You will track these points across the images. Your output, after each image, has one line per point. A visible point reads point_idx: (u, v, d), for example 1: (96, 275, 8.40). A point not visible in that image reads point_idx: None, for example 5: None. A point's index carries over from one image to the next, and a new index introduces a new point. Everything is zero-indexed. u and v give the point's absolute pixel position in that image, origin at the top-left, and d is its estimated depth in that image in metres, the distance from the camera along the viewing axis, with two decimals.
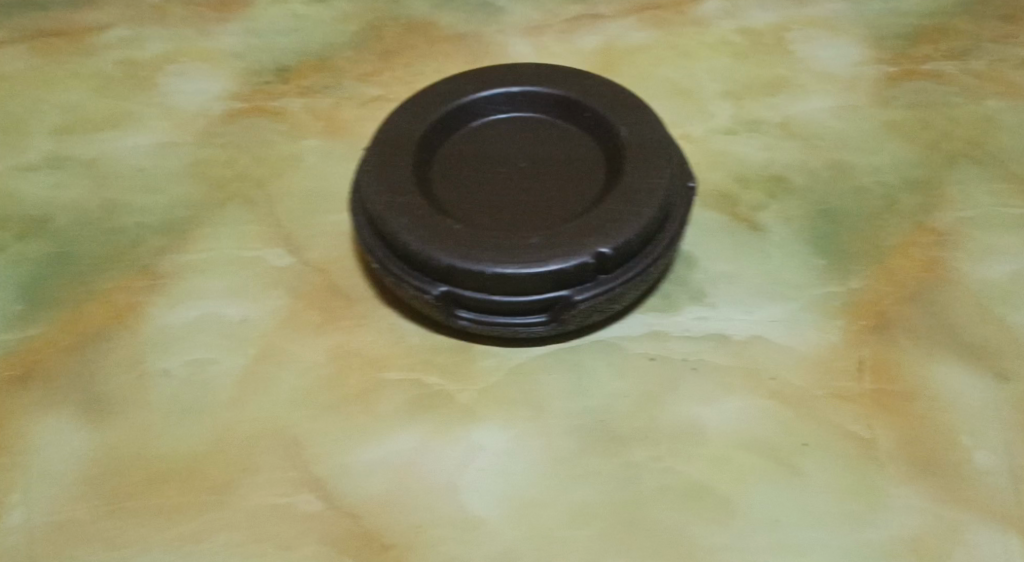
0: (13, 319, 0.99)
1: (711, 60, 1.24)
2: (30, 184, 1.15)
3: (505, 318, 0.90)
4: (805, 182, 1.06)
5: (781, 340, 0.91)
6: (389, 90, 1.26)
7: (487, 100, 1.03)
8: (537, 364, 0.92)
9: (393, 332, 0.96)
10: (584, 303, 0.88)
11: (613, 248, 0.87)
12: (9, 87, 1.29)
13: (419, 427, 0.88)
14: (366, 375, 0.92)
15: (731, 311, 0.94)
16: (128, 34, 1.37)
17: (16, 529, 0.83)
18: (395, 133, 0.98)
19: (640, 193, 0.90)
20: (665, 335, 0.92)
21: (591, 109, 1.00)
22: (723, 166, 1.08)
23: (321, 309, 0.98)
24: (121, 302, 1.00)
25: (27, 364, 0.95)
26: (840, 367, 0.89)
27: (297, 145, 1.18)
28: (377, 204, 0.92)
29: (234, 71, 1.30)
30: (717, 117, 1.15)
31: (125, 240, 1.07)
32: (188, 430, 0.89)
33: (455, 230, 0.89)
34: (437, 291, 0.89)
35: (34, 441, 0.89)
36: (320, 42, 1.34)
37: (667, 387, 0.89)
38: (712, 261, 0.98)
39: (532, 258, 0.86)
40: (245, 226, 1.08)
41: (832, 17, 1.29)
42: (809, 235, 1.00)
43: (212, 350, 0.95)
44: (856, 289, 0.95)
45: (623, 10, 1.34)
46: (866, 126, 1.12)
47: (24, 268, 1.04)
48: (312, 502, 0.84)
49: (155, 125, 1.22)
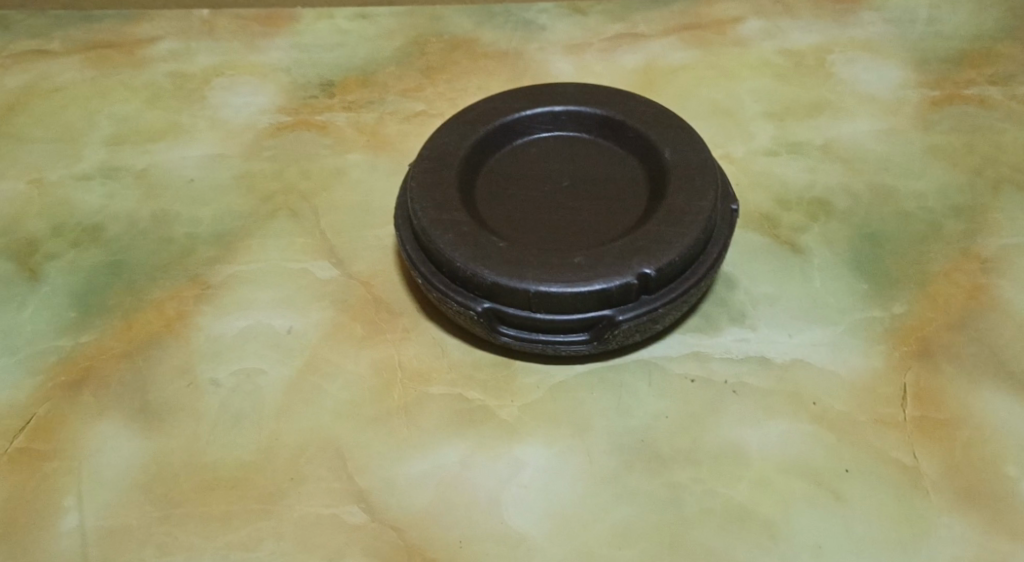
0: (68, 326, 1.01)
1: (752, 80, 1.25)
2: (84, 193, 1.18)
3: (547, 335, 0.91)
4: (847, 205, 1.06)
5: (823, 363, 0.92)
6: (432, 105, 1.28)
7: (531, 118, 1.04)
8: (578, 382, 0.93)
9: (436, 346, 0.97)
10: (626, 323, 0.89)
11: (657, 269, 0.88)
12: (64, 97, 1.33)
13: (462, 442, 0.89)
14: (410, 389, 0.94)
15: (772, 334, 0.94)
16: (178, 47, 1.41)
17: (70, 532, 0.86)
18: (441, 149, 0.99)
19: (683, 214, 0.91)
20: (706, 356, 0.93)
21: (635, 129, 1.02)
22: (765, 187, 1.09)
23: (366, 322, 1.00)
24: (172, 312, 1.02)
25: (81, 371, 0.97)
26: (883, 392, 0.90)
27: (342, 159, 1.20)
28: (423, 219, 0.93)
29: (281, 84, 1.33)
30: (759, 138, 1.16)
31: (175, 250, 1.09)
32: (237, 439, 0.91)
33: (499, 247, 0.90)
34: (481, 307, 0.90)
35: (87, 446, 0.91)
36: (365, 57, 1.37)
37: (708, 408, 0.89)
38: (753, 282, 0.99)
39: (576, 276, 0.87)
40: (292, 238, 1.10)
41: (875, 40, 1.30)
42: (851, 258, 1.01)
43: (259, 360, 0.97)
44: (899, 314, 0.95)
45: (664, 29, 1.35)
46: (909, 149, 1.13)
47: (79, 276, 1.07)
48: (357, 514, 0.85)
49: (204, 137, 1.25)
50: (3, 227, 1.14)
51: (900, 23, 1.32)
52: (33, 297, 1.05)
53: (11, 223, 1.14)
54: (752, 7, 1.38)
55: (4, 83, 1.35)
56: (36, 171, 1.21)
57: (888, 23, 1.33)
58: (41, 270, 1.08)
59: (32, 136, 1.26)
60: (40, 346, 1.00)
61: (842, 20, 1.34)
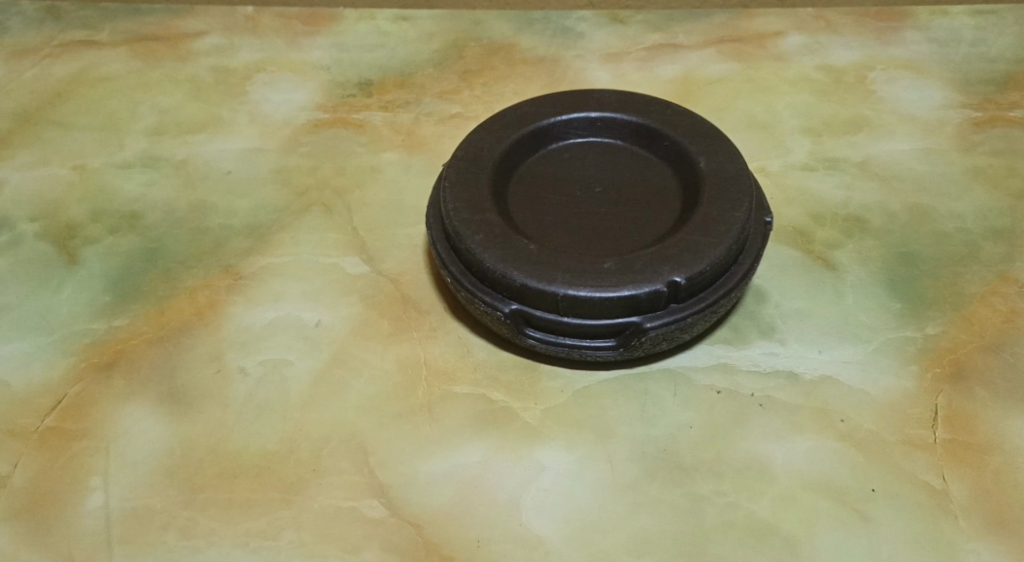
0: (102, 311, 1.03)
1: (790, 94, 1.24)
2: (124, 181, 1.20)
3: (574, 340, 0.90)
4: (883, 223, 1.05)
5: (852, 381, 0.91)
6: (469, 108, 1.29)
7: (566, 123, 1.05)
8: (603, 388, 0.92)
9: (463, 346, 0.97)
10: (653, 331, 0.88)
11: (687, 277, 0.88)
12: (109, 87, 1.35)
13: (484, 442, 0.89)
14: (435, 387, 0.94)
15: (801, 349, 0.94)
16: (222, 42, 1.42)
17: (95, 512, 0.87)
18: (475, 151, 1.00)
19: (716, 225, 0.91)
20: (733, 369, 0.92)
21: (670, 138, 1.02)
22: (800, 202, 1.08)
23: (393, 319, 1.00)
24: (204, 300, 1.03)
25: (114, 354, 0.98)
26: (913, 413, 0.88)
27: (377, 157, 1.21)
28: (455, 219, 0.94)
29: (320, 82, 1.34)
30: (795, 152, 1.15)
31: (210, 240, 1.11)
32: (262, 428, 0.91)
33: (529, 249, 0.91)
34: (508, 309, 0.90)
35: (115, 428, 0.92)
36: (404, 59, 1.38)
37: (734, 421, 0.89)
38: (784, 296, 0.98)
39: (605, 281, 0.87)
40: (324, 233, 1.11)
41: (917, 58, 1.29)
42: (885, 277, 1.00)
43: (287, 352, 0.98)
44: (932, 335, 0.94)
45: (702, 41, 1.35)
46: (948, 169, 1.11)
47: (115, 262, 1.08)
48: (376, 508, 0.85)
49: (243, 130, 1.26)
50: (44, 211, 1.16)
51: (943, 43, 1.31)
52: (70, 280, 1.07)
53: (52, 207, 1.16)
54: (793, 22, 1.38)
55: (52, 72, 1.37)
56: (79, 158, 1.23)
57: (932, 42, 1.32)
58: (79, 255, 1.10)
59: (76, 123, 1.28)
60: (74, 328, 1.01)
61: (884, 39, 1.33)
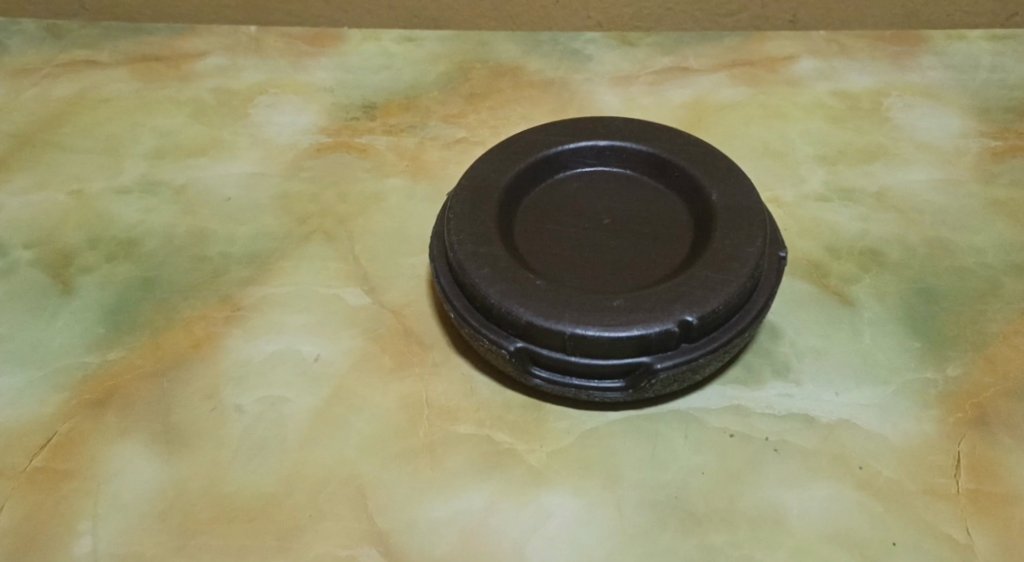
0: (96, 343, 1.00)
1: (804, 120, 1.21)
2: (122, 206, 1.17)
3: (581, 380, 0.87)
4: (901, 257, 1.02)
5: (871, 425, 0.88)
6: (475, 133, 1.26)
7: (574, 152, 1.02)
8: (611, 429, 0.89)
9: (466, 384, 0.94)
10: (664, 372, 0.85)
11: (699, 316, 0.85)
12: (109, 109, 1.32)
13: (488, 486, 0.86)
14: (437, 426, 0.91)
15: (817, 391, 0.90)
16: (225, 63, 1.40)
17: (84, 558, 0.84)
18: (481, 180, 0.97)
19: (729, 261, 0.88)
20: (746, 411, 0.89)
21: (682, 169, 0.99)
22: (815, 234, 1.05)
23: (395, 354, 0.97)
24: (201, 332, 1.01)
25: (107, 390, 0.96)
26: (936, 461, 0.85)
27: (381, 184, 1.18)
28: (459, 252, 0.91)
29: (324, 105, 1.31)
30: (809, 182, 1.12)
31: (208, 270, 1.08)
32: (257, 469, 0.88)
33: (536, 285, 0.88)
34: (513, 347, 0.87)
35: (107, 467, 0.89)
36: (409, 81, 1.35)
37: (747, 467, 0.85)
38: (799, 334, 0.95)
39: (614, 320, 0.84)
40: (325, 263, 1.08)
41: (934, 84, 1.26)
42: (903, 314, 0.96)
43: (285, 388, 0.95)
44: (953, 377, 0.91)
45: (714, 65, 1.32)
46: (968, 202, 1.08)
47: (111, 291, 1.06)
48: (374, 556, 0.82)
49: (244, 155, 1.24)
50: (39, 237, 1.13)
51: (961, 69, 1.28)
52: (64, 311, 1.04)
53: (48, 234, 1.13)
54: (807, 45, 1.35)
55: (52, 92, 1.35)
56: (77, 182, 1.21)
57: (949, 68, 1.28)
58: (74, 283, 1.07)
59: (74, 146, 1.26)
60: (67, 361, 0.98)
61: (900, 64, 1.30)
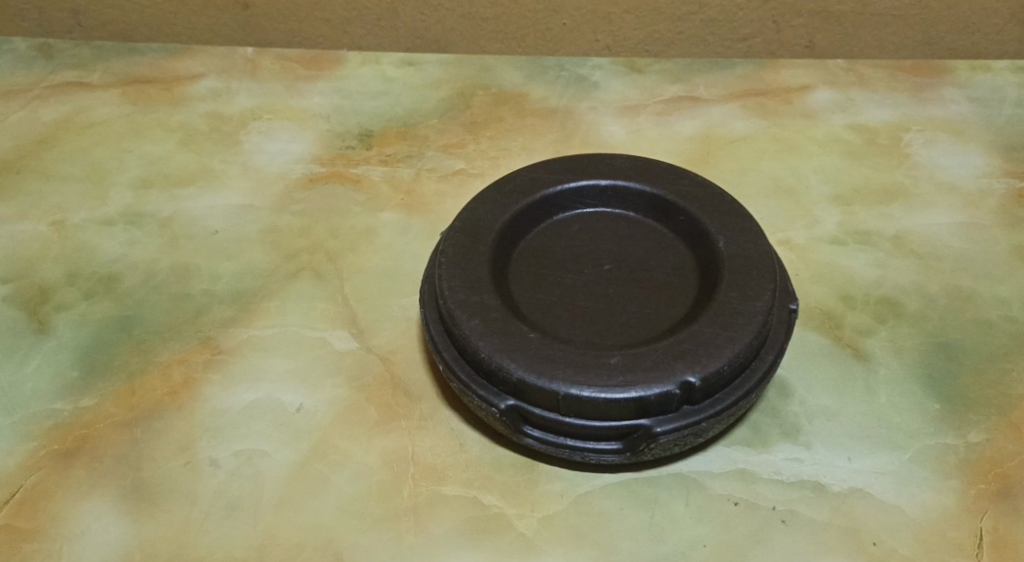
0: (68, 388, 0.95)
1: (819, 157, 1.15)
2: (104, 238, 1.12)
3: (577, 442, 0.81)
4: (920, 308, 0.96)
5: (886, 496, 0.82)
6: (473, 164, 1.20)
7: (574, 191, 0.96)
8: (607, 494, 0.84)
9: (454, 441, 0.89)
10: (664, 436, 0.80)
11: (702, 378, 0.79)
12: (97, 134, 1.28)
13: (473, 555, 0.81)
14: (422, 486, 0.85)
15: (829, 456, 0.85)
16: (218, 86, 1.35)
17: None
18: (476, 222, 0.92)
19: (735, 316, 0.82)
20: (752, 476, 0.84)
21: (687, 213, 0.93)
22: (830, 281, 0.99)
23: (381, 405, 0.92)
24: (178, 377, 0.96)
25: (76, 440, 0.91)
26: (956, 537, 0.79)
27: (373, 218, 1.13)
28: (450, 301, 0.85)
29: (318, 131, 1.26)
30: (823, 223, 1.06)
31: (190, 309, 1.03)
32: (230, 531, 0.84)
33: (530, 339, 0.82)
34: (504, 405, 0.82)
35: (72, 527, 0.85)
36: (408, 108, 1.30)
37: (753, 539, 0.80)
38: (810, 392, 0.89)
39: (611, 380, 0.79)
40: (312, 303, 1.02)
41: (958, 119, 1.20)
42: (922, 372, 0.90)
43: (264, 441, 0.90)
44: (975, 444, 0.85)
45: (725, 94, 1.27)
46: (993, 248, 1.02)
47: (87, 331, 1.01)
48: None
49: (234, 184, 1.19)
50: (16, 272, 1.08)
51: (986, 103, 1.22)
52: (37, 352, 0.99)
53: (25, 268, 1.09)
54: (823, 75, 1.29)
55: (39, 115, 1.30)
56: (59, 212, 1.16)
57: (973, 102, 1.22)
58: (49, 322, 1.02)
59: (59, 174, 1.21)
60: (37, 408, 0.93)
61: (921, 96, 1.24)
